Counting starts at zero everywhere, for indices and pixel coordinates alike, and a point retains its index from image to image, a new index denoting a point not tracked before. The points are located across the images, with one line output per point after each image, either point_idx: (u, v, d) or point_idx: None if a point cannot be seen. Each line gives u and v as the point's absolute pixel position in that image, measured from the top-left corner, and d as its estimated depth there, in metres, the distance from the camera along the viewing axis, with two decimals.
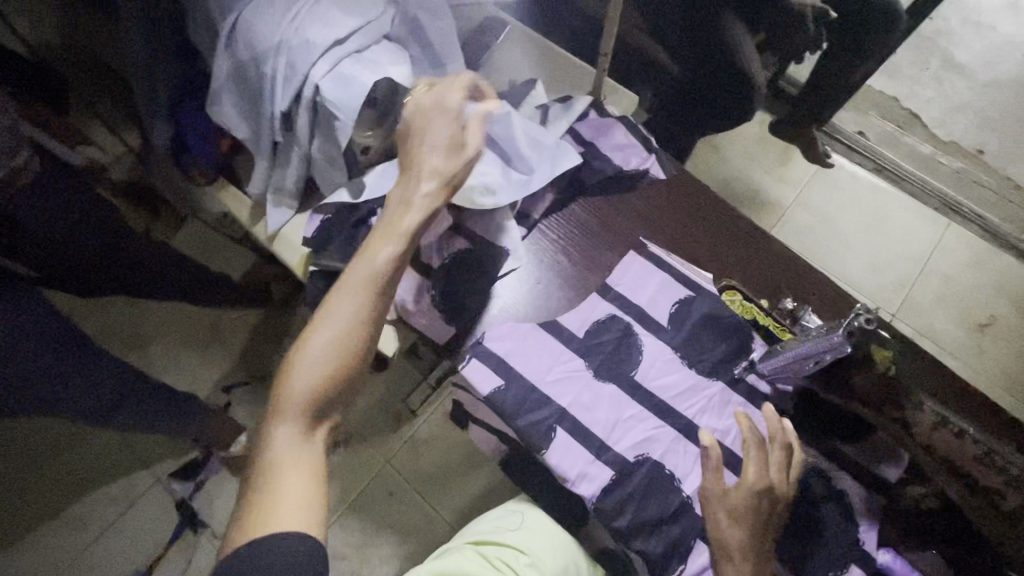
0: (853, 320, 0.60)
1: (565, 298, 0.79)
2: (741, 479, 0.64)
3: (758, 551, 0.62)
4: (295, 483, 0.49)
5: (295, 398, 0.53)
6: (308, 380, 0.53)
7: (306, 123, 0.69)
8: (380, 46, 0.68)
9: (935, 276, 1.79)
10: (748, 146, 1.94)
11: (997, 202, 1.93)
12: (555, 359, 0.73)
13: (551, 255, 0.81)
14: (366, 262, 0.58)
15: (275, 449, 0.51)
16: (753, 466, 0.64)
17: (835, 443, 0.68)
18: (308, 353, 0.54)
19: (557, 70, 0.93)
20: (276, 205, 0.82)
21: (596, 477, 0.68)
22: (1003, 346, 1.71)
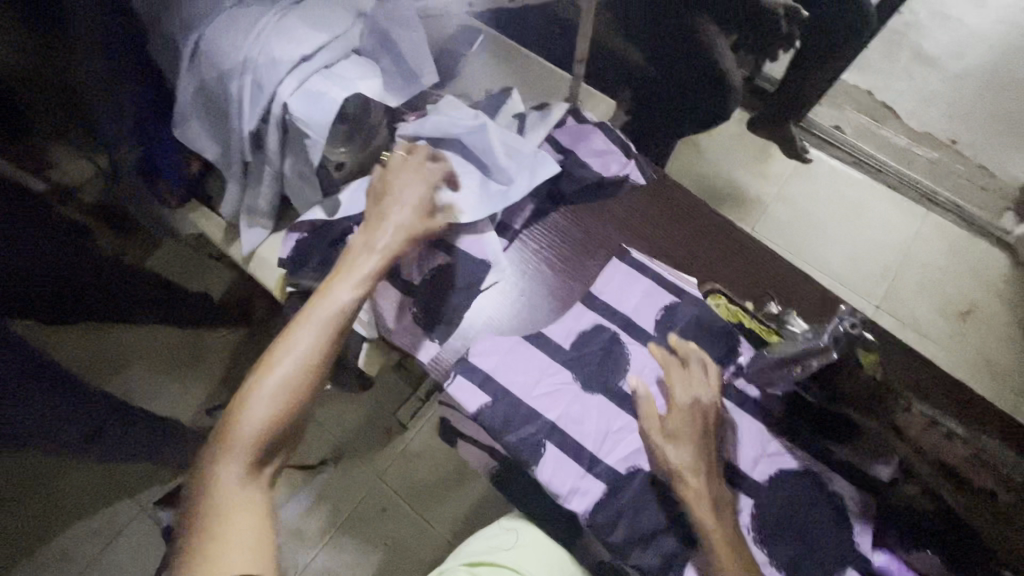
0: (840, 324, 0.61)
1: (550, 309, 0.78)
2: (672, 400, 0.68)
3: (707, 470, 0.65)
4: (241, 521, 0.55)
5: (244, 439, 0.58)
6: (256, 422, 0.59)
7: (276, 142, 0.67)
8: (349, 61, 0.67)
9: (915, 265, 1.82)
10: (728, 144, 1.95)
11: (972, 190, 1.96)
12: (542, 373, 0.72)
13: (534, 266, 0.80)
14: (322, 312, 0.64)
15: (222, 491, 0.56)
16: (679, 385, 0.68)
17: (828, 446, 0.68)
18: (257, 399, 0.59)
19: (533, 77, 0.92)
20: (249, 226, 0.80)
21: (587, 491, 0.67)
22: (984, 332, 1.74)
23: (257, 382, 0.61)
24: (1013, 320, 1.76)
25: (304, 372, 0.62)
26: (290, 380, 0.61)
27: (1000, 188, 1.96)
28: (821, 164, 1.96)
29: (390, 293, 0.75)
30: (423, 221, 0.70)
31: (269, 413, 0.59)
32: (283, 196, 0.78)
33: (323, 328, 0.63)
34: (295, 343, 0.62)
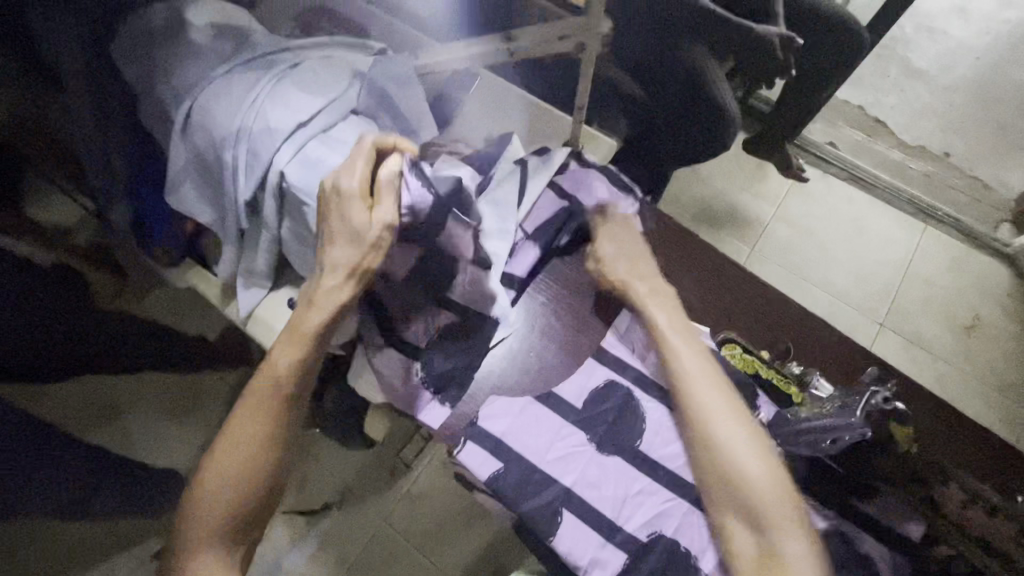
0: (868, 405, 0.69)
1: (559, 363, 0.73)
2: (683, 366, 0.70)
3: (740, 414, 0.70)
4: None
5: (206, 523, 0.60)
6: (214, 507, 0.60)
7: (273, 208, 0.64)
8: (347, 123, 0.65)
9: (917, 280, 1.81)
10: (724, 164, 1.95)
11: (969, 202, 1.97)
12: (555, 436, 0.70)
13: (542, 320, 0.75)
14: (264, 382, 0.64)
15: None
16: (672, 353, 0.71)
17: (857, 503, 0.67)
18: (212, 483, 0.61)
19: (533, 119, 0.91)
20: (247, 286, 0.77)
21: (608, 562, 0.65)
22: (991, 346, 1.72)
23: (208, 469, 0.62)
24: (1017, 333, 1.75)
25: (251, 454, 0.62)
26: (237, 462, 0.61)
27: (996, 199, 1.97)
28: (818, 181, 1.96)
29: (393, 356, 0.71)
30: (365, 251, 0.62)
31: (222, 493, 0.60)
32: (281, 255, 0.76)
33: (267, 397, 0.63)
34: (243, 418, 0.63)
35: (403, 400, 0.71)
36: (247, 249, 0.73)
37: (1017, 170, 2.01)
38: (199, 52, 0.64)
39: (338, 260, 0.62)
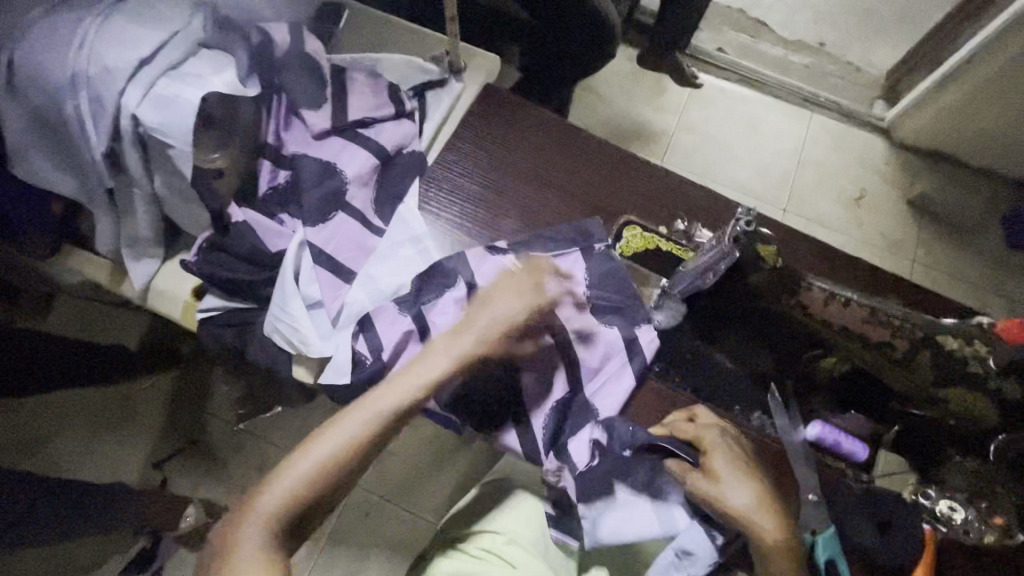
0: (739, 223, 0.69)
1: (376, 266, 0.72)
2: (713, 471, 0.61)
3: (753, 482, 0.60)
4: (247, 556, 0.52)
5: (288, 489, 0.55)
6: (304, 471, 0.56)
7: (137, 160, 0.62)
8: (197, 57, 0.62)
9: (810, 165, 1.94)
10: (623, 83, 2.01)
11: (846, 85, 2.08)
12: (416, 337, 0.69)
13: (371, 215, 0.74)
14: (393, 384, 0.60)
15: (247, 536, 0.53)
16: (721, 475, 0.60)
17: (734, 339, 0.71)
18: (308, 455, 0.57)
19: (394, 39, 0.88)
20: (137, 258, 0.73)
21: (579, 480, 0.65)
22: (877, 213, 1.88)
23: (334, 420, 0.59)
24: (899, 197, 1.90)
25: (368, 431, 0.58)
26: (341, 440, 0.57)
27: (868, 79, 2.08)
28: (711, 86, 2.04)
29: (216, 304, 0.72)
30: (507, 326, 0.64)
31: (306, 475, 0.55)
32: (167, 219, 0.73)
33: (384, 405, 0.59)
34: (354, 411, 0.58)
35: (212, 338, 0.73)
36: (124, 216, 0.69)
37: (885, 50, 2.12)
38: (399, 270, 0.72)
39: (490, 326, 0.64)
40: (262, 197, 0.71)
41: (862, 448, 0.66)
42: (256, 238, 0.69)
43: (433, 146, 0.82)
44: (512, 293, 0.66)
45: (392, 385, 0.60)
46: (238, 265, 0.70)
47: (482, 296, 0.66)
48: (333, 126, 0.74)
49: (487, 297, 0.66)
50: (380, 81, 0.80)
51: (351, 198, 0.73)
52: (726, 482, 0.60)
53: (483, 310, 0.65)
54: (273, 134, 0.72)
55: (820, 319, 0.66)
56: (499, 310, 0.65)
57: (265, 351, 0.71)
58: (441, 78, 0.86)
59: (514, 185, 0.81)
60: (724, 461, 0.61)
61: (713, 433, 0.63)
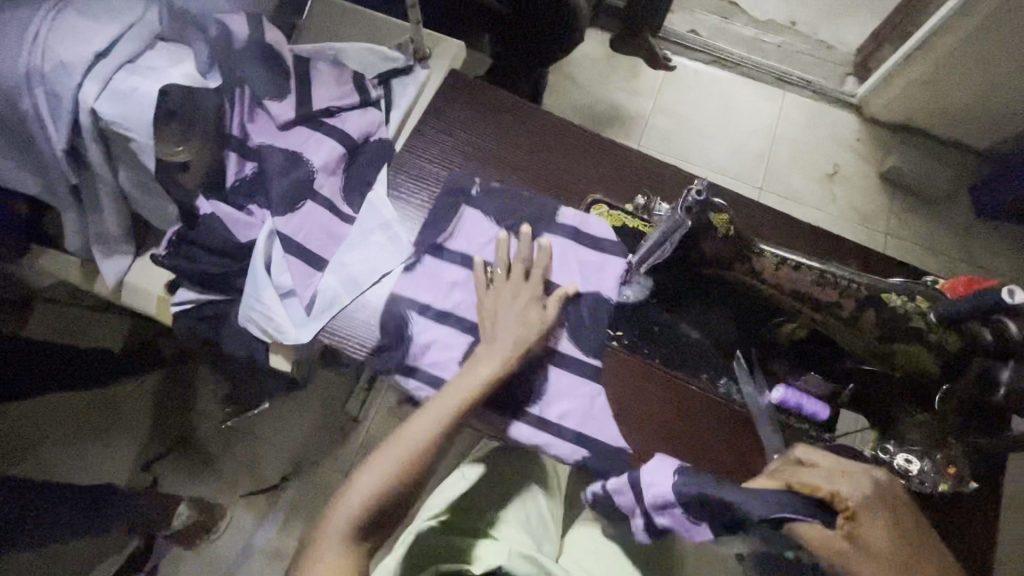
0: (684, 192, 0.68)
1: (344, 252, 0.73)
2: (861, 534, 0.48)
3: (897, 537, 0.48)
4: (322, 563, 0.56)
5: (360, 494, 0.60)
6: (374, 476, 0.60)
7: (99, 155, 0.62)
8: (154, 51, 0.64)
9: (784, 142, 1.97)
10: (598, 67, 2.01)
11: (817, 63, 2.10)
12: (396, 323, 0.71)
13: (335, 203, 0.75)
14: (447, 395, 0.64)
15: (326, 538, 0.57)
16: (870, 533, 0.48)
17: (698, 308, 0.73)
18: (377, 460, 0.61)
19: (357, 28, 0.88)
20: (107, 255, 0.72)
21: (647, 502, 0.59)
22: (851, 188, 1.92)
23: (397, 433, 0.64)
24: (871, 171, 1.94)
25: (428, 439, 0.62)
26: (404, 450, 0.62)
27: (839, 56, 2.11)
28: (685, 68, 2.05)
29: (190, 296, 0.72)
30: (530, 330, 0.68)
31: (377, 482, 0.60)
32: (136, 214, 0.73)
33: (440, 414, 0.63)
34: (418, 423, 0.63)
35: (187, 331, 0.73)
36: (91, 213, 0.69)
37: (854, 27, 2.15)
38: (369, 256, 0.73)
39: (510, 332, 0.67)
40: (230, 188, 0.72)
41: (823, 408, 0.69)
42: (226, 229, 0.70)
43: (400, 135, 0.82)
44: (514, 299, 0.69)
45: (445, 395, 0.64)
46: (207, 258, 0.70)
47: (484, 305, 0.70)
48: (298, 115, 0.75)
49: (496, 306, 0.69)
50: (344, 70, 0.81)
51: (319, 186, 0.74)
52: (870, 543, 0.48)
53: (495, 316, 0.69)
54: (237, 124, 0.73)
55: None
56: (509, 310, 0.69)
57: (241, 342, 0.72)
58: (406, 66, 0.86)
59: (482, 169, 0.82)
60: (879, 534, 0.48)
61: (856, 492, 0.50)
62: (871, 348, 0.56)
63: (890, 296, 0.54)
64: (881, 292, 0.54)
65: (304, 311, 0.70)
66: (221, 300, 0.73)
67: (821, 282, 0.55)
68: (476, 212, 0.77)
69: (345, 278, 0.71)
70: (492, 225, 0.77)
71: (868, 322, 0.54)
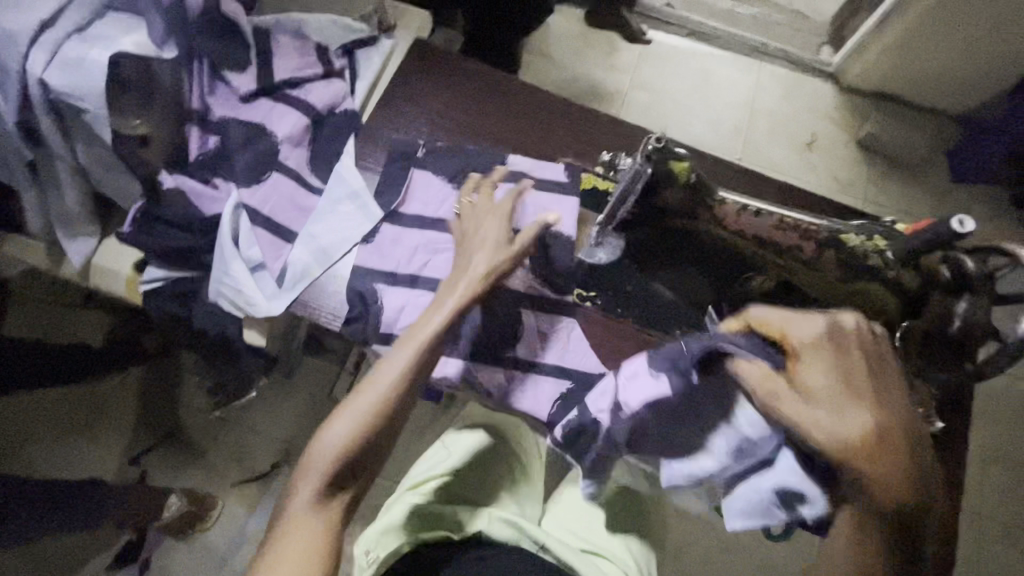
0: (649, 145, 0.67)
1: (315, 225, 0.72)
2: (801, 371, 0.47)
3: (858, 383, 0.46)
4: (296, 534, 0.55)
5: (324, 456, 0.58)
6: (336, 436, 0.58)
7: (54, 128, 0.61)
8: (105, 20, 0.63)
9: (761, 113, 1.97)
10: (574, 44, 2.00)
11: (793, 33, 2.10)
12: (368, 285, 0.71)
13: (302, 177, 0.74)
14: (409, 342, 0.61)
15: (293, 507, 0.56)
16: (813, 369, 0.47)
17: None
18: (338, 420, 0.59)
19: (318, 0, 0.87)
20: (71, 236, 0.72)
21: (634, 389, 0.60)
22: (828, 156, 1.93)
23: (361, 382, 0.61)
24: (848, 140, 1.95)
25: (387, 394, 0.59)
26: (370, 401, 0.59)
27: (815, 27, 2.11)
28: (662, 43, 2.04)
29: (159, 274, 0.72)
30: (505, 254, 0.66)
31: (340, 441, 0.58)
32: (99, 194, 0.72)
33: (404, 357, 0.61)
34: (380, 371, 0.60)
35: (158, 310, 0.73)
36: (52, 193, 0.68)
37: None
38: (338, 229, 0.72)
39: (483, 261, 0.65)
40: (193, 163, 0.71)
41: None
42: (190, 204, 0.69)
43: (367, 106, 0.82)
44: (489, 221, 0.68)
45: (401, 344, 0.62)
46: (174, 234, 0.69)
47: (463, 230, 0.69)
48: (260, 87, 0.74)
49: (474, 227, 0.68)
50: (307, 43, 0.79)
51: (285, 158, 0.73)
52: (810, 380, 0.47)
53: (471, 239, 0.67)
54: (197, 98, 0.71)
55: None
56: (485, 237, 0.67)
57: (213, 318, 0.71)
58: (370, 38, 0.85)
59: (451, 137, 0.82)
60: (825, 372, 0.47)
61: (806, 331, 0.48)
62: (834, 290, 0.56)
63: (848, 236, 0.55)
64: (839, 234, 0.55)
65: (273, 285, 0.70)
66: (191, 277, 0.72)
67: (781, 226, 0.56)
68: (425, 175, 0.77)
69: (314, 250, 0.71)
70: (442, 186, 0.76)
71: (828, 263, 0.55)
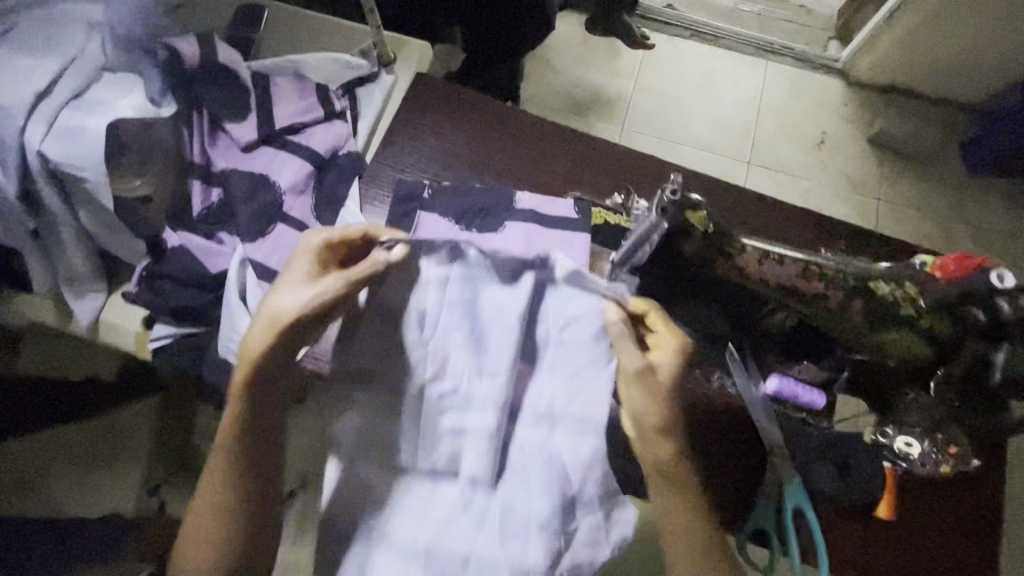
0: (662, 195, 0.52)
1: None
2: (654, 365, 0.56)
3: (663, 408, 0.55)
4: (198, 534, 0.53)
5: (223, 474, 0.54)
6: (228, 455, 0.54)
7: (55, 197, 0.62)
8: (102, 82, 0.63)
9: (769, 113, 1.91)
10: (575, 52, 1.97)
11: (800, 29, 2.05)
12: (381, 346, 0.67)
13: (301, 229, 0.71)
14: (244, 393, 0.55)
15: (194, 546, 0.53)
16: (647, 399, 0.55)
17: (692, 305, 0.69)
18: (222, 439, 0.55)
19: (318, 40, 0.86)
20: (78, 296, 0.71)
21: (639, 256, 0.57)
22: (838, 156, 1.86)
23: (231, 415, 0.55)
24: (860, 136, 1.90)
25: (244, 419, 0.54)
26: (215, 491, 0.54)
27: (821, 21, 2.06)
28: (665, 46, 2.00)
29: (168, 331, 0.70)
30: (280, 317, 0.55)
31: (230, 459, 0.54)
32: (106, 252, 0.72)
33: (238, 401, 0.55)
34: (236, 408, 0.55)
35: (168, 366, 0.71)
36: (57, 254, 0.68)
37: None
38: None
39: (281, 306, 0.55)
40: (197, 219, 0.70)
41: (820, 397, 0.68)
42: (193, 260, 0.68)
43: (370, 147, 0.81)
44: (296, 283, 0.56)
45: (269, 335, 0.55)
46: (179, 291, 0.68)
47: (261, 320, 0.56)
48: (260, 135, 0.72)
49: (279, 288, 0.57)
50: (306, 85, 0.78)
51: (288, 208, 0.71)
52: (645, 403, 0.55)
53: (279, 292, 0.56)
54: (200, 154, 0.70)
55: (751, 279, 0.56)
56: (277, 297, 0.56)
57: (224, 375, 0.70)
58: (371, 76, 0.83)
59: (457, 175, 0.80)
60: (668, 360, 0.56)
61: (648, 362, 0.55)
62: (862, 339, 0.54)
63: (877, 284, 0.53)
64: (868, 282, 0.53)
65: None
66: (200, 332, 0.71)
67: (803, 274, 0.53)
68: (432, 215, 0.75)
69: None
70: (449, 225, 0.74)
71: (856, 313, 0.53)
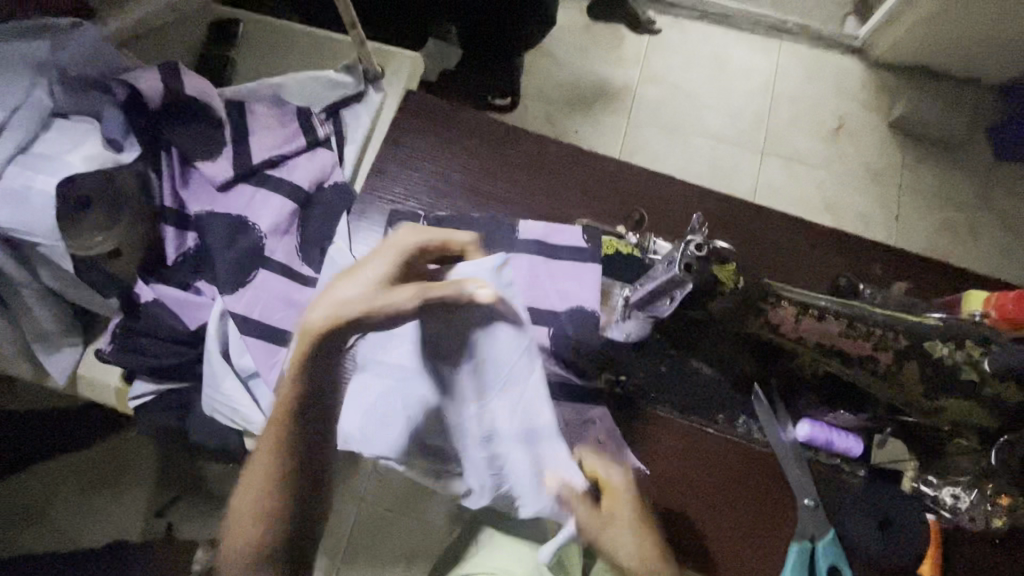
0: (687, 250, 0.47)
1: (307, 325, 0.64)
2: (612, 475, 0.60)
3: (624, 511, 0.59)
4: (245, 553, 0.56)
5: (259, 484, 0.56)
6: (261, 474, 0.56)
7: (11, 261, 0.59)
8: (51, 132, 0.59)
9: (784, 99, 1.69)
10: (576, 38, 1.74)
11: None
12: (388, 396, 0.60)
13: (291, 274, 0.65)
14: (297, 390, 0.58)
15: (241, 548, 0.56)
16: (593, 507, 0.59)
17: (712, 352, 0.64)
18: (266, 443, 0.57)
19: (295, 58, 0.78)
20: (52, 352, 0.65)
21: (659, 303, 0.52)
22: (861, 144, 1.64)
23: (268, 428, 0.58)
24: None
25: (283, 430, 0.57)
26: (255, 499, 0.56)
27: None
28: (671, 29, 1.77)
29: (148, 387, 0.65)
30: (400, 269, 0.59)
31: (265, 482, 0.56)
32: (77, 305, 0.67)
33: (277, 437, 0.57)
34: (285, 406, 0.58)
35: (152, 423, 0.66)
36: (25, 313, 0.64)
37: None
38: None
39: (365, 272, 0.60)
40: (173, 266, 0.65)
41: (856, 443, 0.62)
42: (171, 314, 0.63)
43: (358, 173, 0.74)
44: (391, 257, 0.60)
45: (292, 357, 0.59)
46: (158, 346, 0.63)
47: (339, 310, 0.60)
48: (237, 172, 0.67)
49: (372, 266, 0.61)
50: (285, 113, 0.71)
51: (271, 251, 0.65)
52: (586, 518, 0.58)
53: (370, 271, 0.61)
54: (170, 198, 0.65)
55: (793, 337, 0.53)
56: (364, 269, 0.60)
57: (210, 432, 0.64)
58: (355, 96, 0.76)
59: (454, 203, 0.73)
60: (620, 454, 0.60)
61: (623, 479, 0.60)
62: (917, 400, 0.53)
63: (934, 345, 0.52)
64: (928, 343, 0.52)
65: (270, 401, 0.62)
66: (184, 386, 0.65)
67: (850, 333, 0.52)
68: None
69: None
70: None
71: (909, 375, 0.52)
